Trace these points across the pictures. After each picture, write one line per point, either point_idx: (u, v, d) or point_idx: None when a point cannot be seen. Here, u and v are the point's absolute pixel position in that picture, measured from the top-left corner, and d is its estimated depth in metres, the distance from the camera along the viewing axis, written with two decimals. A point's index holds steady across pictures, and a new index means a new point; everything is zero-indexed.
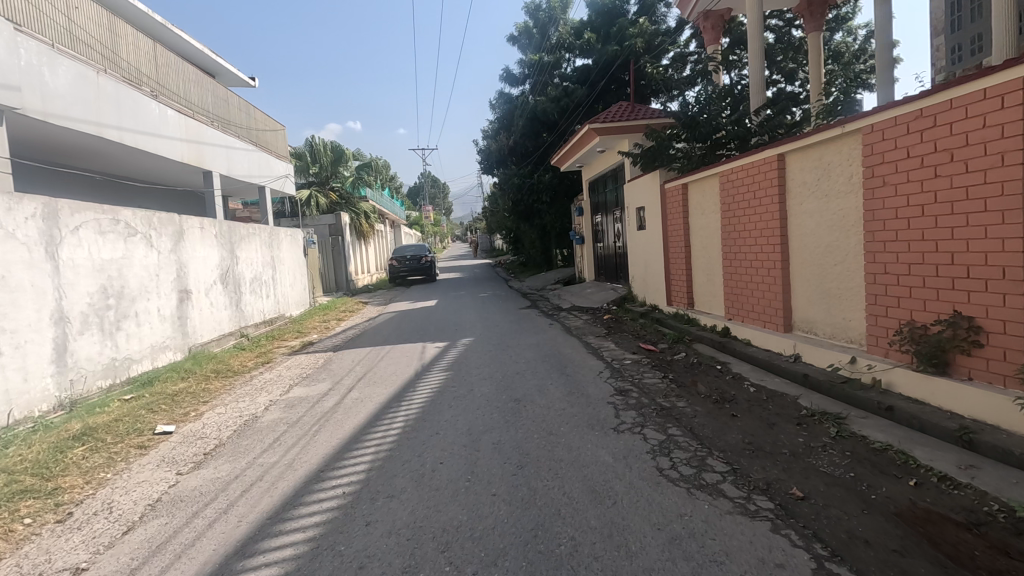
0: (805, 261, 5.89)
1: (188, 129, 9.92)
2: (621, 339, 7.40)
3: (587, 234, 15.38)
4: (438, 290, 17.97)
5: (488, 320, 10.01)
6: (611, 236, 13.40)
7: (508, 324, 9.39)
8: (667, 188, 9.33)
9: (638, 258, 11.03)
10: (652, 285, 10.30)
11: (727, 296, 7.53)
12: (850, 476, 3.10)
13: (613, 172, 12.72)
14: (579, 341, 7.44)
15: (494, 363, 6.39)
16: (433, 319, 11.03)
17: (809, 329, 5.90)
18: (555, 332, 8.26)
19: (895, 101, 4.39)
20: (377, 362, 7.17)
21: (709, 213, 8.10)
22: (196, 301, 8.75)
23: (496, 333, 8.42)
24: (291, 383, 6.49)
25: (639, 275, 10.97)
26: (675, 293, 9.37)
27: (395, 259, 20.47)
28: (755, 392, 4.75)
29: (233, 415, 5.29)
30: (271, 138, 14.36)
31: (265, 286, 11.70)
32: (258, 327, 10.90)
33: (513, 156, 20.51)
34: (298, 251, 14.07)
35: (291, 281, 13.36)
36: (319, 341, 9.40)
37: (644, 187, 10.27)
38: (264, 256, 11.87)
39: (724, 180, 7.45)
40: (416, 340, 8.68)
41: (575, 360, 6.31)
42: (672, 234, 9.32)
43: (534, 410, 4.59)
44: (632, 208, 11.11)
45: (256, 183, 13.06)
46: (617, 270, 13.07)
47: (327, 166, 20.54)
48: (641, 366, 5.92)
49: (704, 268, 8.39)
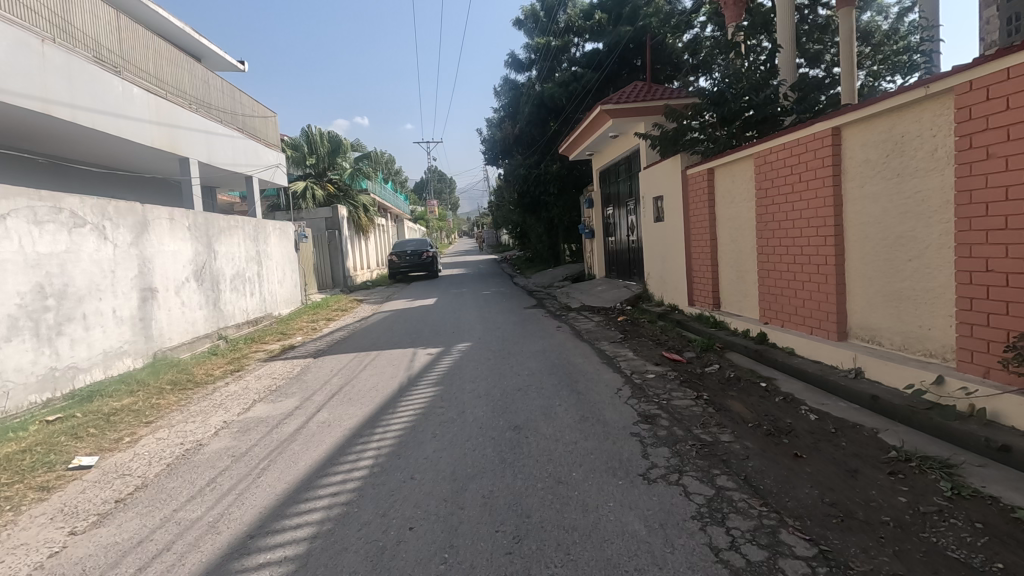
0: (867, 255, 4.88)
1: (159, 110, 9.04)
2: (640, 346, 6.44)
3: (597, 228, 14.36)
4: (440, 287, 17.04)
5: (488, 321, 9.07)
6: (624, 229, 12.38)
7: (511, 326, 8.42)
8: (689, 175, 8.32)
9: (655, 253, 10.03)
10: (672, 283, 9.29)
11: (763, 296, 6.53)
12: (999, 569, 2.11)
13: (627, 159, 11.70)
14: (591, 349, 6.46)
15: (491, 376, 5.43)
16: (429, 319, 10.09)
17: (872, 338, 4.89)
18: (563, 336, 7.29)
19: (1010, 47, 3.37)
20: (359, 372, 6.24)
21: (740, 202, 7.09)
22: (164, 301, 7.86)
23: (497, 338, 7.46)
24: (255, 398, 5.56)
25: (656, 272, 9.97)
26: (698, 293, 8.38)
27: (395, 254, 19.58)
28: (817, 421, 3.78)
29: (173, 442, 4.36)
30: (260, 124, 13.42)
31: (250, 283, 10.84)
32: (239, 328, 10.01)
33: (519, 146, 19.51)
34: (288, 245, 13.18)
35: (280, 278, 12.49)
36: (302, 345, 8.49)
37: (663, 173, 9.25)
38: (249, 250, 10.99)
39: (760, 162, 6.44)
40: (407, 344, 7.74)
41: (587, 373, 5.36)
42: (695, 226, 8.32)
43: (538, 444, 3.63)
44: (648, 198, 10.09)
45: (243, 172, 12.17)
46: (630, 266, 12.07)
47: (324, 157, 19.64)
48: (667, 381, 4.95)
49: (733, 264, 7.40)
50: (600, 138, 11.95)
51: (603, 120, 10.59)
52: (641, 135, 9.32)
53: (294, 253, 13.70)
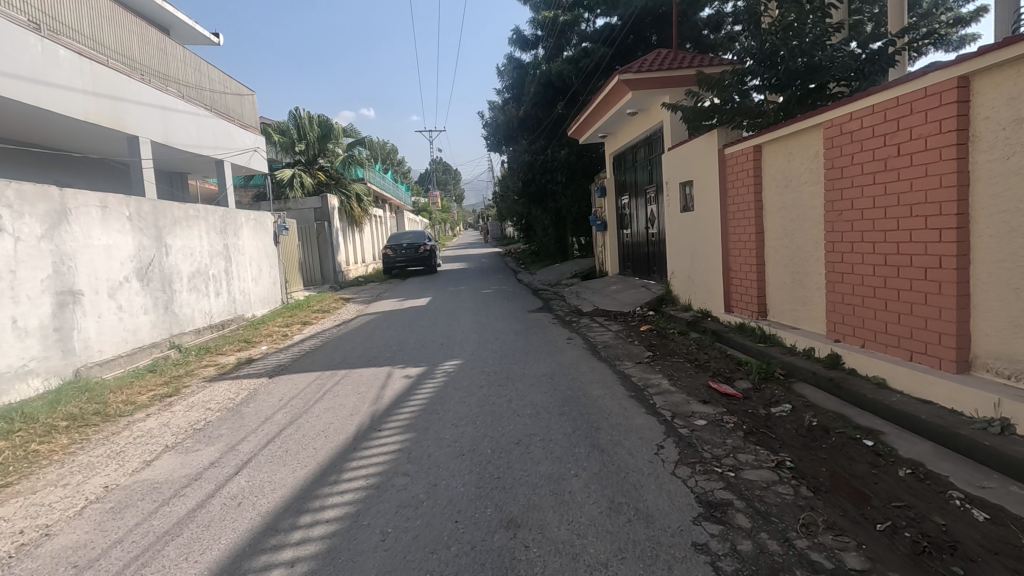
0: (1012, 257, 3.44)
1: (97, 78, 7.68)
2: (675, 369, 5.02)
3: (610, 219, 12.93)
4: (436, 284, 15.64)
5: (485, 330, 7.66)
6: (642, 220, 10.94)
7: (511, 337, 7.01)
8: (729, 154, 6.88)
9: (681, 249, 8.59)
10: (703, 285, 7.85)
11: (833, 306, 5.09)
12: None
13: (647, 139, 10.25)
14: (611, 373, 5.04)
15: (480, 418, 4.04)
16: (418, 324, 8.71)
17: (1020, 374, 3.45)
18: (574, 353, 5.88)
19: None
20: (316, 402, 4.86)
21: (800, 186, 5.64)
22: (93, 306, 6.51)
23: (495, 354, 6.04)
24: (169, 443, 4.18)
25: (682, 270, 8.54)
26: (738, 298, 6.96)
27: (389, 248, 18.17)
28: (991, 527, 2.36)
29: (11, 529, 2.97)
30: (234, 102, 12.03)
31: (215, 281, 9.53)
32: (199, 334, 8.70)
33: (524, 131, 18.03)
34: (265, 238, 11.82)
35: (253, 274, 11.14)
36: (262, 358, 7.16)
37: (693, 154, 7.80)
38: (214, 244, 9.66)
39: (832, 133, 4.97)
40: (385, 359, 6.36)
41: (610, 414, 3.95)
42: (735, 217, 6.90)
43: (544, 569, 2.22)
44: (674, 183, 8.64)
45: (211, 155, 10.81)
46: (649, 263, 10.62)
47: (314, 142, 18.27)
48: (725, 432, 3.55)
49: (788, 265, 5.96)
50: (616, 115, 10.48)
51: (621, 93, 9.14)
52: (669, 107, 7.87)
53: (273, 246, 12.34)
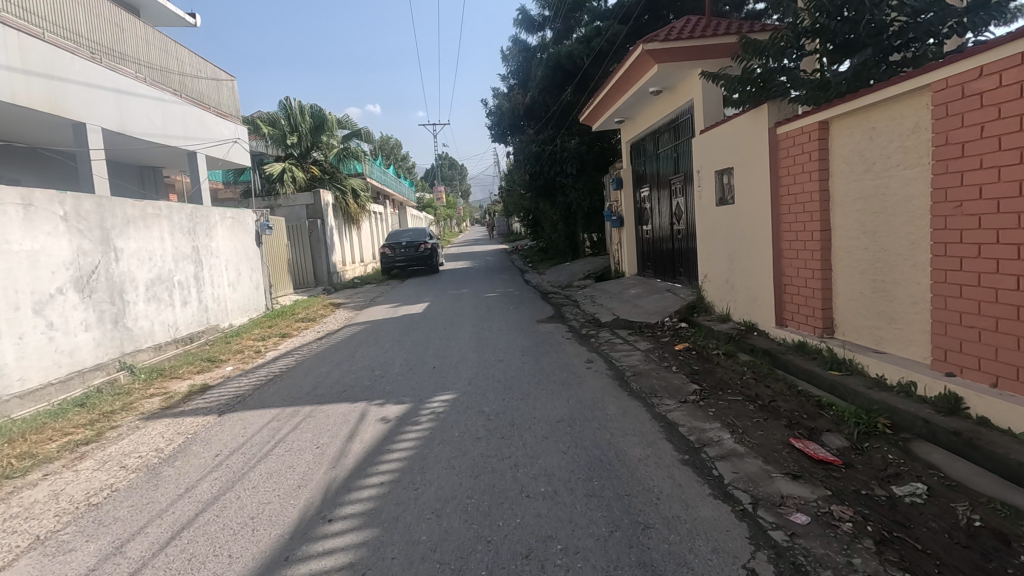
0: None
1: (28, 54, 6.53)
2: (735, 414, 3.81)
3: (627, 213, 11.67)
4: (438, 285, 14.46)
5: (486, 347, 6.45)
6: (665, 215, 9.68)
7: (517, 358, 5.79)
8: (782, 135, 5.64)
9: (717, 249, 7.36)
10: (746, 292, 6.62)
11: (942, 327, 3.85)
12: None
13: (672, 122, 8.97)
14: (650, 420, 3.80)
15: (474, 503, 2.84)
16: (409, 338, 7.50)
17: None
18: (597, 385, 4.66)
19: None
20: (261, 461, 3.66)
21: (887, 171, 4.40)
22: (10, 325, 5.35)
23: (498, 386, 4.82)
24: (40, 534, 2.99)
25: (719, 274, 7.31)
26: (794, 309, 5.74)
27: (387, 246, 16.98)
28: None
29: None
30: (210, 88, 10.88)
31: (181, 289, 8.42)
32: (158, 350, 7.56)
33: (530, 119, 16.72)
34: (244, 238, 10.68)
35: (230, 278, 10.01)
36: (222, 385, 5.98)
37: (735, 135, 6.55)
38: (180, 245, 8.53)
39: (947, 98, 3.70)
40: (363, 389, 5.15)
41: (660, 500, 2.74)
42: (791, 212, 5.66)
43: None
44: (709, 172, 7.39)
45: (181, 146, 9.70)
46: (674, 263, 9.38)
47: (306, 134, 17.05)
48: (845, 541, 2.32)
49: (867, 271, 4.72)
50: (637, 95, 9.20)
51: (646, 65, 7.85)
52: (707, 78, 6.58)
53: (255, 247, 11.20)
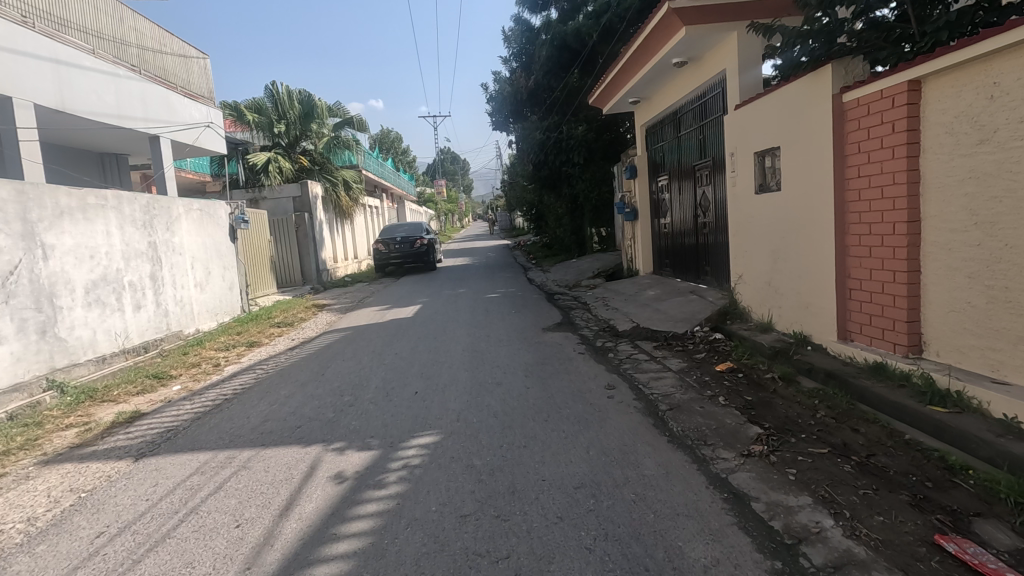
0: None
1: None
2: (829, 479, 2.69)
3: (642, 205, 10.54)
4: (433, 284, 13.34)
5: (482, 363, 5.31)
6: (687, 206, 8.55)
7: (519, 382, 4.66)
8: (852, 102, 4.52)
9: (754, 245, 6.25)
10: (794, 297, 5.51)
11: None
12: None
13: (697, 99, 7.85)
14: (707, 490, 2.69)
15: None
16: (393, 349, 6.37)
17: None
18: (624, 427, 3.54)
19: None
20: (152, 552, 2.56)
21: (1017, 142, 3.28)
22: None
23: (494, 426, 3.69)
24: None
25: (757, 274, 6.20)
26: (860, 320, 4.64)
27: (380, 242, 15.85)
28: None
29: None
30: (176, 65, 9.75)
31: (134, 291, 7.32)
32: (98, 363, 6.45)
33: (534, 105, 15.53)
34: (214, 233, 9.58)
35: (197, 278, 8.91)
36: (157, 413, 4.87)
37: (783, 107, 5.42)
38: (133, 241, 7.45)
39: None
40: (323, 424, 4.05)
41: None
42: (860, 199, 4.55)
43: None
44: (746, 154, 6.26)
45: (141, 128, 8.62)
46: (698, 261, 8.27)
47: (294, 122, 15.99)
48: None
49: (978, 275, 3.59)
50: (656, 68, 8.03)
51: (673, 27, 6.68)
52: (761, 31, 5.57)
53: (228, 242, 10.10)
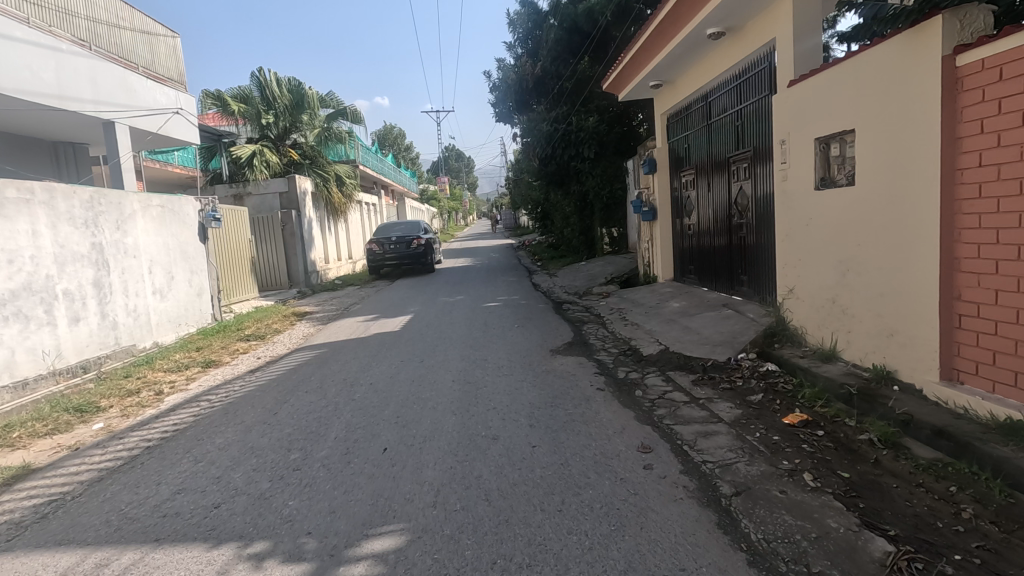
0: None
1: None
2: None
3: (661, 204, 9.37)
4: (429, 288, 12.21)
5: (474, 404, 4.16)
6: (718, 204, 7.40)
7: (523, 436, 3.52)
8: (973, 63, 3.35)
9: (813, 253, 5.09)
10: (871, 321, 4.35)
11: None
12: None
13: (734, 81, 6.73)
14: None
15: None
16: (369, 377, 5.21)
17: None
18: (677, 530, 2.39)
19: None
20: None
21: None
22: None
23: (485, 522, 2.55)
24: None
25: (816, 288, 5.05)
26: (976, 358, 3.48)
27: (375, 241, 14.73)
28: None
29: None
30: (137, 42, 8.64)
31: (70, 302, 6.20)
32: (12, 390, 5.31)
33: (541, 94, 14.36)
34: (179, 232, 8.49)
35: (156, 283, 7.81)
36: (51, 471, 3.71)
37: (861, 78, 4.24)
38: (72, 242, 6.34)
39: None
40: (251, 505, 2.91)
41: None
42: (981, 195, 3.38)
43: None
44: (803, 140, 5.09)
45: (90, 112, 7.53)
46: (731, 269, 7.13)
47: (284, 113, 14.81)
48: None
49: None
50: (686, 44, 6.89)
51: None
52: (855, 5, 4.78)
53: (197, 242, 9.00)
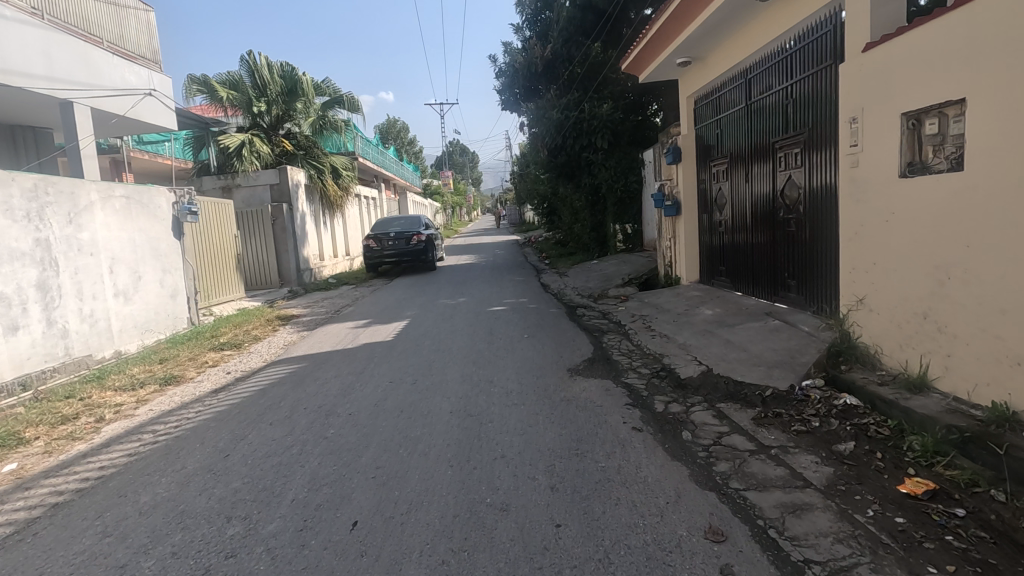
0: None
1: None
2: None
3: (687, 198, 8.39)
4: (429, 289, 11.30)
5: (477, 450, 3.23)
6: (758, 197, 6.42)
7: (544, 506, 2.59)
8: None
9: (894, 256, 4.13)
10: (982, 344, 3.39)
11: None
12: None
13: (784, 52, 5.75)
14: None
15: None
16: (350, 405, 4.27)
17: None
18: None
19: None
20: None
21: None
22: None
23: None
24: None
25: (898, 300, 4.09)
26: None
27: (372, 237, 13.80)
28: None
29: None
30: (102, 13, 7.70)
31: (5, 307, 5.30)
32: None
33: (550, 81, 13.39)
34: (149, 227, 7.61)
35: (119, 284, 6.91)
36: None
37: (977, 31, 3.27)
38: (8, 238, 5.44)
39: None
40: None
41: None
42: None
43: None
44: (884, 118, 4.12)
45: (40, 89, 6.62)
46: (774, 271, 6.17)
47: (277, 100, 13.88)
48: None
49: None
50: (728, 8, 5.89)
51: None
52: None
53: (172, 238, 8.11)
